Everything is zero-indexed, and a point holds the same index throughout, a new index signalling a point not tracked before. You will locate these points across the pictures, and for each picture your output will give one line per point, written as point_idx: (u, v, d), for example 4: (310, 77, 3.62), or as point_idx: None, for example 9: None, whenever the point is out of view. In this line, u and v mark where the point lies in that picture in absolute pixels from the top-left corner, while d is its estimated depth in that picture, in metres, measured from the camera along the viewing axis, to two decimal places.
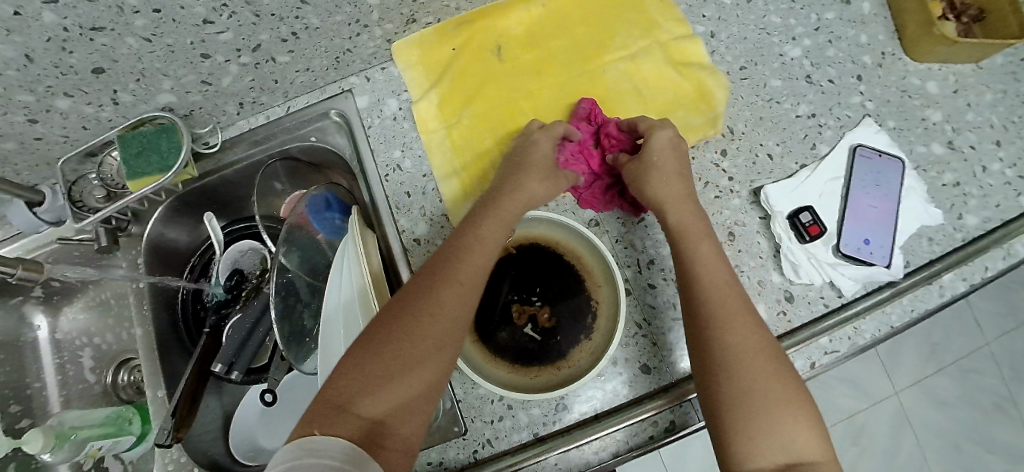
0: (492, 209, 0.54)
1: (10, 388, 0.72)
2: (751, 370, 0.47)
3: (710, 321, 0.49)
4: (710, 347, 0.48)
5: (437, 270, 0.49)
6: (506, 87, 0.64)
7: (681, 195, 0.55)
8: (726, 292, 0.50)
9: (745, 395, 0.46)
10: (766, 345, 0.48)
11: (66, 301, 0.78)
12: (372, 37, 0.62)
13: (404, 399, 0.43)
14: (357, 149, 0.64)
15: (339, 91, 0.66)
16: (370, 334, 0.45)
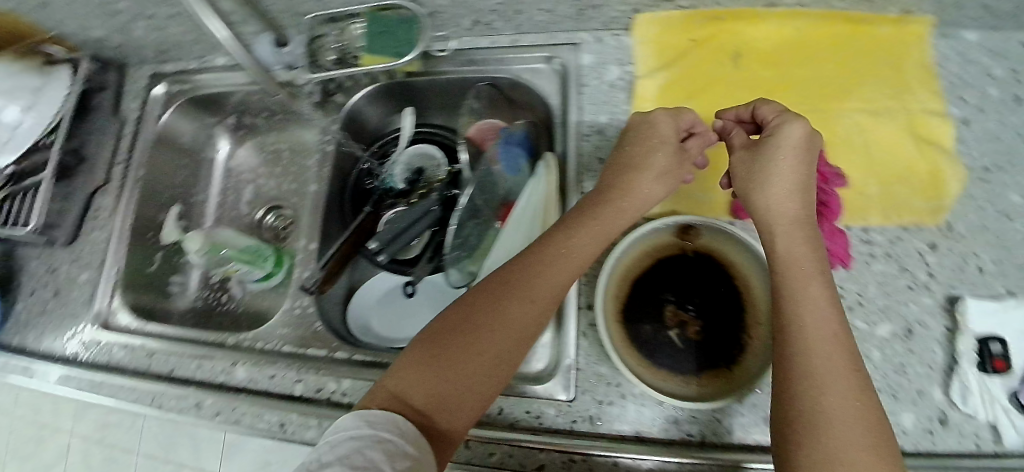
0: (582, 224, 0.52)
1: (182, 188, 0.83)
2: (837, 439, 0.38)
3: (794, 353, 0.42)
4: (798, 391, 0.41)
5: (506, 279, 0.50)
6: (731, 96, 0.61)
7: (797, 211, 0.48)
8: (824, 343, 0.42)
9: (818, 441, 0.38)
10: (858, 392, 0.40)
11: (247, 136, 0.86)
12: (623, 3, 0.60)
13: (455, 391, 0.45)
14: (565, 103, 0.63)
15: (567, 43, 0.65)
16: (437, 331, 0.48)
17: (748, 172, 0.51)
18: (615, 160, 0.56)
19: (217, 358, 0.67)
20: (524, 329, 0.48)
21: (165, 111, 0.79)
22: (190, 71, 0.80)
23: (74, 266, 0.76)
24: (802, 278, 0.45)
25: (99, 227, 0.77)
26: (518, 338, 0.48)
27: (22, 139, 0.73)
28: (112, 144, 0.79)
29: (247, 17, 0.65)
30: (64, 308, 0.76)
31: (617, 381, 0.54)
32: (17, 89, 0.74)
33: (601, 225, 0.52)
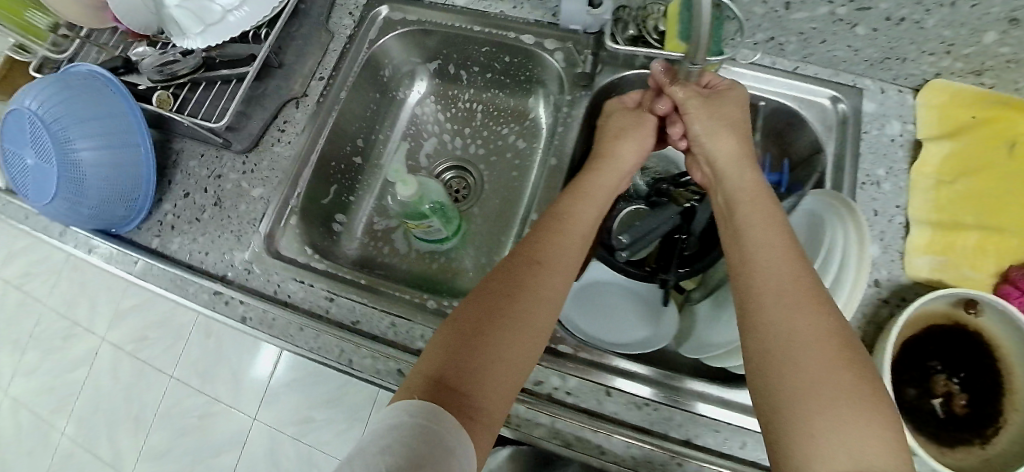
0: (578, 206, 0.55)
1: (367, 123, 0.77)
2: (804, 363, 0.38)
3: (757, 304, 0.43)
4: (773, 332, 0.41)
5: (523, 260, 0.50)
6: (1008, 182, 0.58)
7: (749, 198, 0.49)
8: (782, 279, 0.43)
9: (794, 383, 0.38)
10: (829, 341, 0.39)
11: (443, 86, 0.81)
12: (933, 63, 0.60)
13: (496, 368, 0.44)
14: (841, 144, 0.62)
15: (851, 84, 0.64)
16: (468, 315, 0.47)
17: (714, 121, 0.54)
18: (606, 145, 0.60)
19: (414, 323, 0.59)
20: (547, 316, 0.48)
21: (380, 37, 0.73)
22: (420, 2, 0.73)
23: (244, 177, 0.68)
24: (760, 232, 0.46)
25: (282, 141, 0.69)
26: (539, 328, 0.48)
27: (231, 28, 0.65)
28: (315, 57, 0.72)
29: None
30: (221, 223, 0.67)
31: None
32: None
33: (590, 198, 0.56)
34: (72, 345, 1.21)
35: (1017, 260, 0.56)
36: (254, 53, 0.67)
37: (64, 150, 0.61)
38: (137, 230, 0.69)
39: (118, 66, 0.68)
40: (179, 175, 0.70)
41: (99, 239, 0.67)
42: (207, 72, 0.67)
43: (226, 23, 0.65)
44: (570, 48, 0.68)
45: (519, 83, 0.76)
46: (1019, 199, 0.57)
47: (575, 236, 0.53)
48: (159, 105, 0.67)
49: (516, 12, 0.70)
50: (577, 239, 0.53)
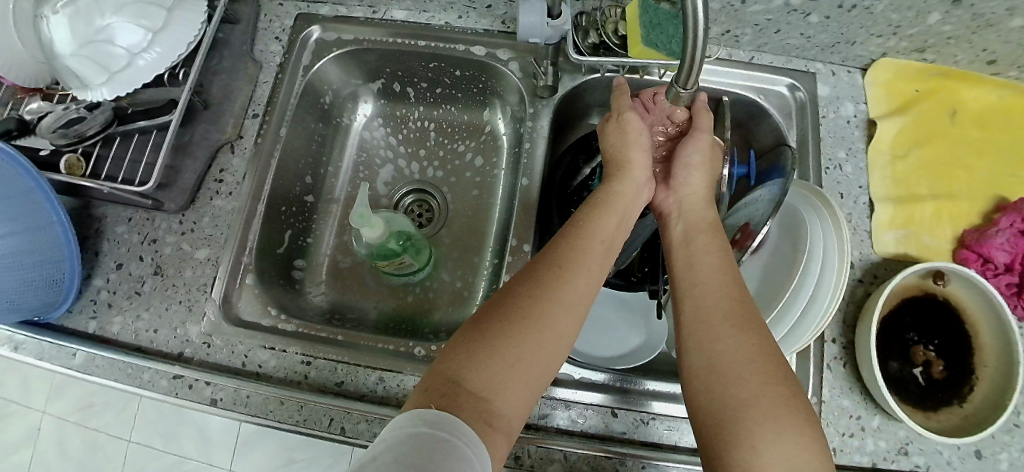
0: (602, 212, 0.51)
1: (314, 157, 0.70)
2: (740, 374, 0.38)
3: (705, 329, 0.42)
4: (705, 335, 0.41)
5: (541, 263, 0.47)
6: (954, 150, 0.61)
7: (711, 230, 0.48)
8: (722, 291, 0.43)
9: (724, 388, 0.38)
10: (764, 350, 0.40)
11: (390, 106, 0.75)
12: (880, 44, 0.61)
13: (510, 372, 0.41)
14: (804, 131, 0.63)
15: (805, 69, 0.65)
16: (494, 320, 0.43)
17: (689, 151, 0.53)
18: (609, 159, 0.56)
19: (402, 374, 0.56)
20: (574, 321, 0.45)
21: (316, 62, 0.66)
22: (356, 20, 0.67)
23: (184, 238, 0.61)
24: (705, 244, 0.47)
25: (221, 192, 0.62)
26: (560, 333, 0.44)
27: (141, 73, 0.57)
28: (245, 91, 0.65)
29: None
30: (166, 294, 0.60)
31: (857, 414, 0.57)
32: (147, 4, 0.57)
33: (609, 205, 0.51)
34: (9, 427, 1.04)
35: (969, 224, 0.59)
36: (174, 97, 0.59)
37: None
38: (69, 314, 0.61)
39: (12, 128, 0.60)
40: (108, 245, 0.62)
41: (26, 332, 0.60)
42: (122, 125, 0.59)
43: (134, 68, 0.57)
44: (525, 58, 0.65)
45: (472, 96, 0.72)
46: (962, 168, 0.60)
47: (601, 241, 0.49)
48: (69, 170, 0.59)
49: (461, 22, 0.66)
50: (601, 250, 0.48)
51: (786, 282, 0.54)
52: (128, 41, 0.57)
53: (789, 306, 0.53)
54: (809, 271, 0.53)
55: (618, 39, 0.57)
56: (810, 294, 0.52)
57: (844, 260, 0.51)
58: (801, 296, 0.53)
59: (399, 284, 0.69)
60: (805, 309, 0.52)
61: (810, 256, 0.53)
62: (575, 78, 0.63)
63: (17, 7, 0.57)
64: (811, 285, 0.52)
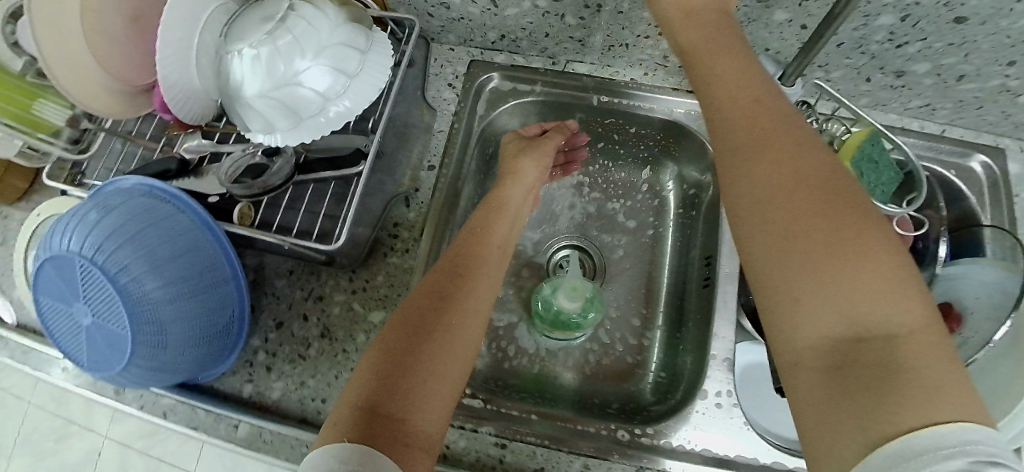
0: (496, 222, 0.56)
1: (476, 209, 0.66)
2: (809, 257, 0.34)
3: (758, 202, 0.37)
4: (763, 212, 0.37)
5: (442, 273, 0.50)
6: None
7: (733, 111, 0.41)
8: (778, 165, 0.37)
9: (798, 286, 0.34)
10: (826, 212, 0.35)
11: None
12: None
13: (422, 385, 0.42)
14: (1000, 208, 0.61)
15: (994, 144, 0.63)
16: (394, 334, 0.44)
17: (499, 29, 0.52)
18: (512, 164, 0.61)
19: (610, 461, 0.52)
20: (477, 323, 0.48)
21: (490, 111, 0.64)
22: (534, 70, 0.64)
23: (355, 297, 0.56)
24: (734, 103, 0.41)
25: (396, 248, 0.58)
26: (466, 337, 0.46)
27: (332, 121, 0.53)
28: (420, 141, 0.61)
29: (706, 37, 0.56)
30: (336, 359, 0.54)
31: None
32: (346, 47, 0.52)
33: (504, 211, 0.57)
34: None
35: None
36: (359, 146, 0.55)
37: (136, 304, 0.44)
38: (221, 375, 0.54)
39: (170, 168, 0.54)
40: (265, 299, 0.57)
41: (175, 395, 0.53)
42: (302, 173, 0.55)
43: (324, 115, 0.53)
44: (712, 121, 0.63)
45: (636, 154, 0.70)
46: None
47: (497, 248, 0.54)
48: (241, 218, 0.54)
49: (645, 80, 0.64)
50: (496, 255, 0.53)
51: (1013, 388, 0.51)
52: (321, 85, 0.51)
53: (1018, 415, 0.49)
54: None
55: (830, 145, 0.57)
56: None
57: None
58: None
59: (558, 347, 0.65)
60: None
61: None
62: None
63: (203, 42, 0.51)
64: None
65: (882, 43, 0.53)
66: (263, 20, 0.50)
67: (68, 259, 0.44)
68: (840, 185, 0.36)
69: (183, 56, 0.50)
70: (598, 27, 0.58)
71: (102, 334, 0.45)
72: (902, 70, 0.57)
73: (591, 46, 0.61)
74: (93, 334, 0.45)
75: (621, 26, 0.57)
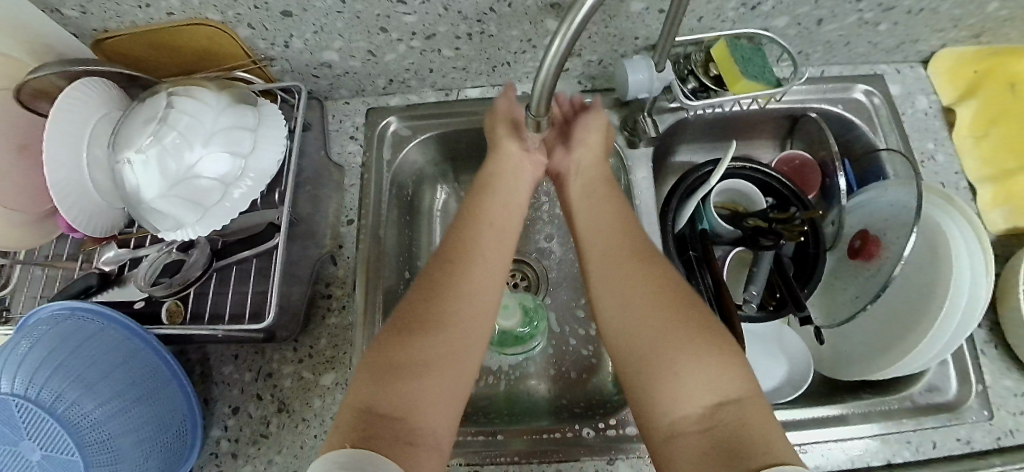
0: (484, 214, 0.56)
1: (408, 248, 0.67)
2: (640, 334, 0.47)
3: (604, 298, 0.51)
4: (609, 312, 0.50)
5: (440, 269, 0.51)
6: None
7: (586, 226, 0.56)
8: (612, 270, 0.52)
9: (644, 364, 0.46)
10: (649, 304, 0.48)
11: (463, 180, 0.74)
12: (941, 39, 0.64)
13: (420, 385, 0.44)
14: (890, 128, 0.64)
15: (872, 73, 0.68)
16: (393, 333, 0.47)
17: None
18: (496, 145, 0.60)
19: (580, 462, 0.54)
20: (482, 312, 0.49)
21: (397, 154, 0.65)
22: (431, 105, 0.66)
23: (304, 365, 0.57)
24: (585, 219, 0.57)
25: (333, 308, 0.59)
26: (470, 333, 0.48)
27: (237, 205, 0.54)
28: (337, 199, 0.63)
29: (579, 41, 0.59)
30: (297, 430, 0.55)
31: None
32: (234, 129, 0.53)
33: (501, 205, 0.57)
34: None
35: None
36: (272, 220, 0.57)
37: (79, 427, 0.44)
38: None
39: (91, 284, 0.54)
40: (217, 388, 0.57)
41: None
42: (220, 258, 0.57)
43: (228, 198, 0.54)
44: (609, 114, 0.66)
45: None
46: None
47: (488, 239, 0.54)
48: (171, 317, 0.55)
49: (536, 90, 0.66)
50: (495, 248, 0.54)
51: (933, 304, 0.53)
52: (217, 171, 0.52)
53: (936, 334, 0.51)
54: (959, 277, 0.51)
55: (711, 79, 0.59)
56: (958, 322, 0.51)
57: (965, 229, 0.53)
58: (946, 327, 0.51)
59: (517, 360, 0.66)
60: (950, 337, 0.51)
61: (958, 278, 0.51)
62: (666, 119, 0.65)
63: (91, 154, 0.51)
64: (960, 312, 0.51)
65: (738, 9, 0.57)
66: (145, 122, 0.51)
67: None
68: (656, 270, 0.50)
69: (75, 174, 0.51)
70: (475, 52, 0.60)
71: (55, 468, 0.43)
72: (765, 26, 0.60)
73: (479, 70, 0.64)
74: None
75: (496, 48, 0.60)
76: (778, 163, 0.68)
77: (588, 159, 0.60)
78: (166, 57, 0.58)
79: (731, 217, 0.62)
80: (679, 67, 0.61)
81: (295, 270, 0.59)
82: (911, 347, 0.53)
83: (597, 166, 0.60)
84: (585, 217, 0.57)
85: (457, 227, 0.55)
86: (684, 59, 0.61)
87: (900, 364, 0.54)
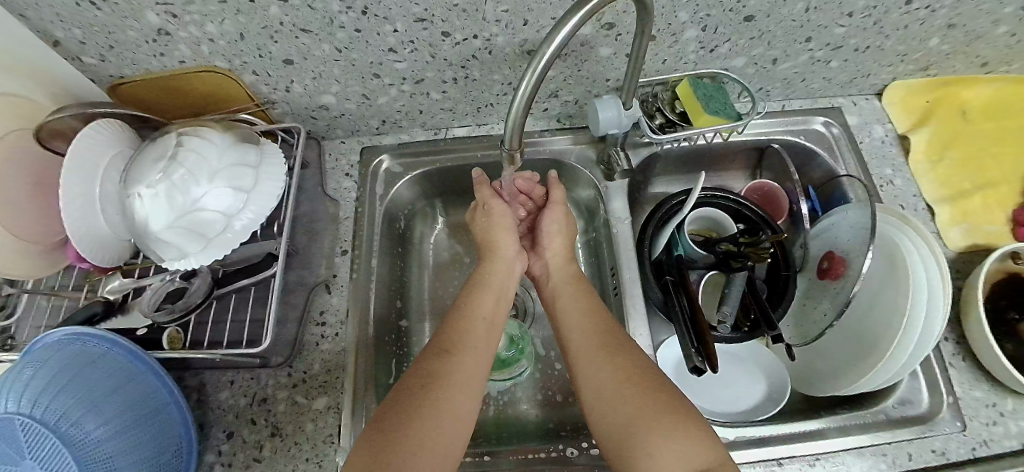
0: (479, 300, 0.59)
1: (400, 278, 0.70)
2: (615, 411, 0.48)
3: (581, 376, 0.53)
4: (587, 391, 0.52)
5: (436, 349, 0.54)
6: (974, 144, 0.68)
7: (565, 308, 0.59)
8: (587, 349, 0.54)
9: (621, 441, 0.47)
10: (624, 381, 0.50)
11: (452, 213, 0.78)
12: (890, 74, 0.70)
13: (412, 460, 0.45)
14: (849, 155, 0.69)
15: (830, 106, 0.73)
16: (391, 409, 0.49)
17: None
18: (485, 236, 0.65)
19: None
20: (468, 398, 0.51)
21: (389, 189, 0.70)
22: (421, 143, 0.71)
23: (297, 390, 0.59)
24: (565, 302, 0.60)
25: (326, 336, 0.61)
26: (462, 412, 0.50)
27: (238, 235, 0.58)
28: (331, 232, 0.66)
29: (556, 82, 0.65)
30: (288, 453, 0.56)
31: (993, 402, 0.57)
32: (239, 166, 0.58)
33: (485, 286, 0.61)
34: None
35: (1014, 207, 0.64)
36: (271, 250, 0.61)
37: (81, 446, 0.46)
38: None
39: (95, 311, 0.57)
40: (212, 414, 0.58)
41: None
42: (220, 287, 0.60)
43: (230, 229, 0.57)
44: (587, 148, 0.71)
45: None
46: (988, 163, 0.67)
47: (483, 321, 0.57)
48: (171, 342, 0.57)
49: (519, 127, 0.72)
50: (484, 326, 0.57)
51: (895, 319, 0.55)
52: (221, 205, 0.56)
53: (897, 351, 0.54)
54: (918, 296, 0.54)
55: (676, 115, 0.64)
56: (908, 355, 0.54)
57: (920, 250, 0.56)
58: (903, 350, 0.54)
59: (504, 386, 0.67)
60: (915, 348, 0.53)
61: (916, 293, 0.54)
62: (640, 151, 0.69)
63: (104, 191, 0.55)
64: (920, 323, 0.53)
65: (698, 51, 0.62)
66: (156, 160, 0.55)
67: (5, 423, 0.45)
68: (628, 352, 0.52)
69: (87, 207, 0.55)
70: (460, 95, 0.66)
71: None
72: (726, 66, 0.66)
73: (465, 111, 0.69)
74: None
75: (480, 90, 0.65)
76: (746, 190, 0.72)
77: (557, 260, 0.65)
78: (177, 102, 0.63)
79: (704, 242, 0.65)
80: (649, 104, 0.66)
81: (290, 298, 0.62)
82: (874, 364, 0.56)
83: (563, 266, 0.64)
84: (563, 300, 0.60)
85: (455, 309, 0.58)
86: (652, 97, 0.66)
87: (860, 379, 0.56)
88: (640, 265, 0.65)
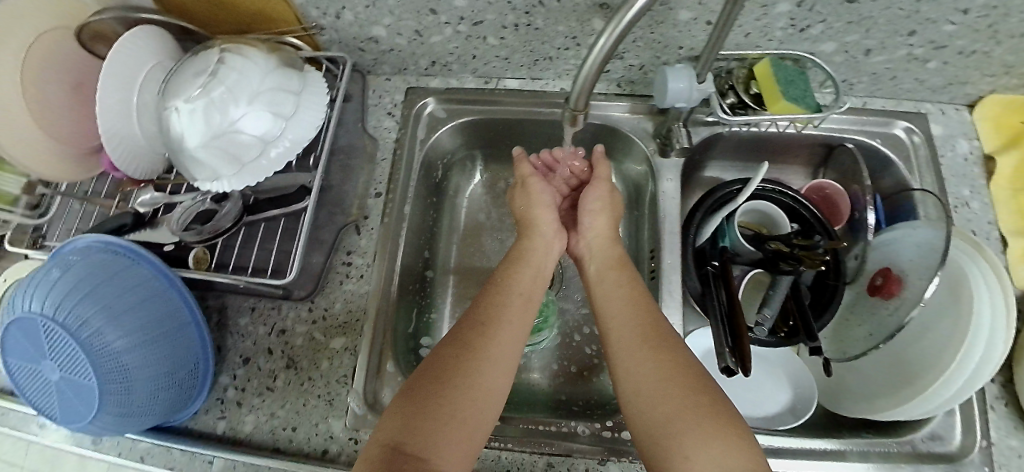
0: (517, 272, 0.57)
1: (430, 228, 0.69)
2: (654, 404, 0.46)
3: (620, 362, 0.50)
4: (624, 379, 0.49)
5: (474, 323, 0.51)
6: None
7: (607, 291, 0.56)
8: (628, 335, 0.51)
9: (655, 435, 0.44)
10: (664, 373, 0.47)
11: (491, 169, 0.75)
12: (992, 84, 0.63)
13: (443, 430, 0.44)
14: (926, 167, 0.64)
15: (915, 110, 0.67)
16: (422, 378, 0.48)
17: None
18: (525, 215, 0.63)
19: (570, 456, 0.54)
20: (502, 375, 0.49)
21: (430, 135, 0.67)
22: (470, 91, 0.68)
23: (316, 327, 0.58)
24: (608, 284, 0.56)
25: (351, 276, 0.60)
26: (493, 386, 0.48)
27: (273, 163, 0.56)
28: (367, 172, 0.64)
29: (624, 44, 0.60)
30: (301, 388, 0.56)
31: None
32: (279, 91, 0.55)
33: (523, 262, 0.58)
34: None
35: None
36: (304, 183, 0.59)
37: (100, 357, 0.46)
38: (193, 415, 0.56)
39: (125, 222, 0.57)
40: (230, 339, 0.58)
41: (153, 439, 0.54)
42: (250, 213, 0.59)
43: (265, 157, 0.55)
44: (643, 120, 0.67)
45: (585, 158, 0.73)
46: None
47: (518, 296, 0.54)
48: (198, 262, 0.57)
49: None
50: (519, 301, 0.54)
51: (948, 352, 0.52)
52: (257, 129, 0.54)
53: (940, 388, 0.51)
54: (976, 336, 0.50)
55: (750, 97, 0.59)
56: (947, 395, 0.51)
57: (993, 295, 0.51)
58: (950, 385, 0.50)
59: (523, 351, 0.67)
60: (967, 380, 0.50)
61: (975, 329, 0.50)
62: (700, 132, 0.65)
63: (141, 100, 0.53)
64: (975, 359, 0.49)
65: (785, 29, 0.57)
66: (196, 74, 0.53)
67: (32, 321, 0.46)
68: (668, 343, 0.49)
69: (123, 114, 0.53)
70: (519, 44, 0.61)
71: (70, 386, 0.47)
72: (811, 51, 0.60)
73: (520, 62, 0.65)
74: (61, 389, 0.47)
75: (541, 41, 0.60)
76: (809, 189, 0.68)
77: (601, 240, 0.61)
78: (223, 15, 0.60)
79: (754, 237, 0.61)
80: (723, 82, 0.61)
81: (319, 234, 0.61)
82: (917, 393, 0.53)
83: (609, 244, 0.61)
84: (602, 284, 0.57)
85: (496, 280, 0.56)
86: (728, 75, 0.61)
87: (892, 405, 0.54)
88: (683, 253, 0.62)
